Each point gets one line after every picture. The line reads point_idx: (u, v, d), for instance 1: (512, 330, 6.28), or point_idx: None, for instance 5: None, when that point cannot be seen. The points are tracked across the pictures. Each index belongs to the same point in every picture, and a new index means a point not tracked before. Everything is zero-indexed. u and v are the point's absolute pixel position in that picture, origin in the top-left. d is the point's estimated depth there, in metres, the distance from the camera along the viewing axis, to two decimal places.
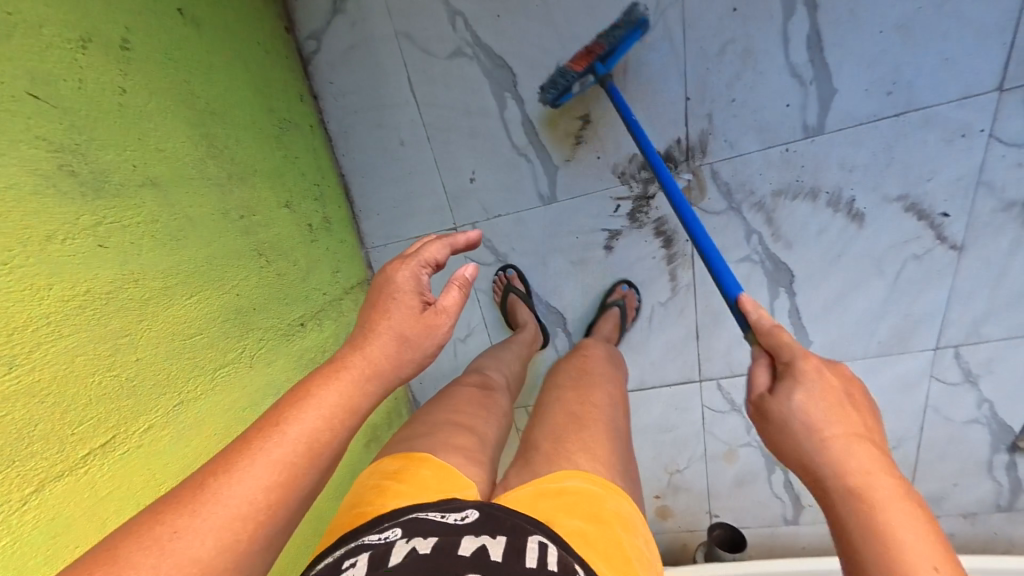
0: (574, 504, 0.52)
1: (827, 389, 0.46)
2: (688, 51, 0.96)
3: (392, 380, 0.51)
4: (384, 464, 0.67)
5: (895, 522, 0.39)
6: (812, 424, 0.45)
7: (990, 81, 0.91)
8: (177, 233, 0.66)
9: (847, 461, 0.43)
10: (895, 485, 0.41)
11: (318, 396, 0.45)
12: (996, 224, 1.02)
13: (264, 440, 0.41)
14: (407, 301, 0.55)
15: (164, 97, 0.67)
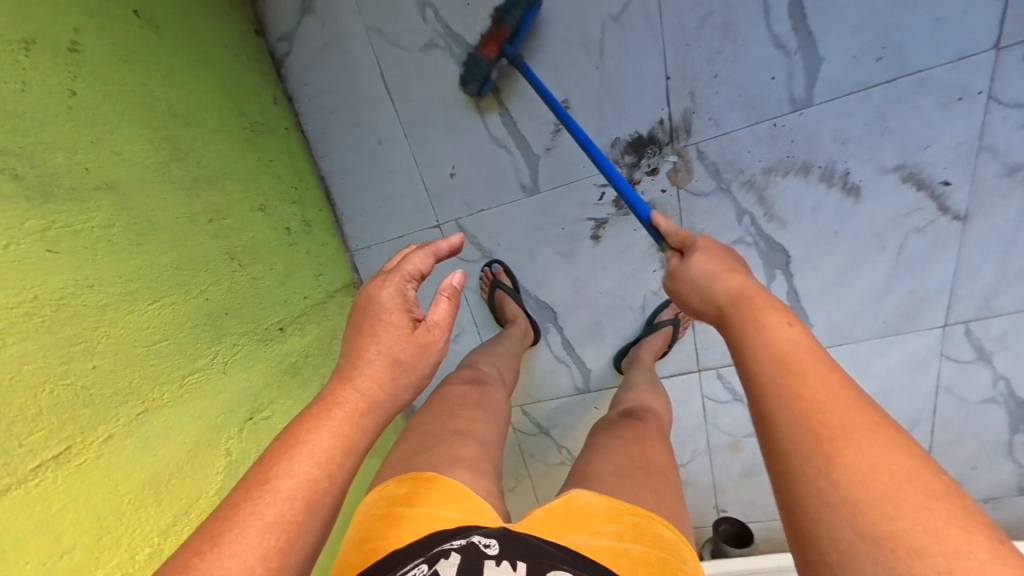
0: (618, 537, 0.58)
1: (716, 256, 0.61)
2: (666, 27, 0.92)
3: (388, 408, 0.54)
4: (389, 489, 0.65)
5: (766, 312, 0.49)
6: (707, 272, 0.59)
7: (986, 39, 0.86)
8: (137, 237, 0.64)
9: (727, 283, 0.56)
10: (762, 295, 0.53)
11: (309, 443, 0.47)
12: (1001, 191, 0.97)
13: (258, 499, 0.42)
14: (395, 321, 0.58)
15: (120, 100, 0.65)
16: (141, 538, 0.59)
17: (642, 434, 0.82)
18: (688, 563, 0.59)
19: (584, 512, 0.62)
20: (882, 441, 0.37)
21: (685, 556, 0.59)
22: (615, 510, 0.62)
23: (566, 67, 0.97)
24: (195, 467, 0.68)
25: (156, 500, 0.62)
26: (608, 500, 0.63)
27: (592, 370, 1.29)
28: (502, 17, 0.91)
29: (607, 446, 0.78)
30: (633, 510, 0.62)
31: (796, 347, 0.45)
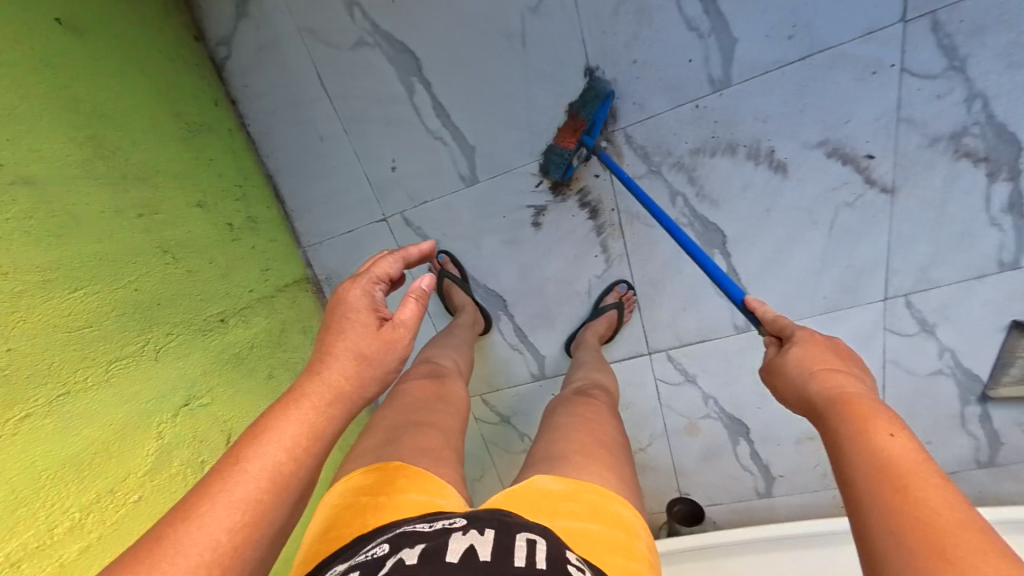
0: (574, 515, 0.59)
1: (822, 349, 0.55)
2: (583, 15, 0.95)
3: (356, 401, 0.52)
4: (355, 480, 0.66)
5: (869, 418, 0.46)
6: (806, 366, 0.55)
7: (891, 13, 0.89)
8: (57, 230, 0.68)
9: (832, 382, 0.51)
10: (875, 404, 0.48)
11: (276, 430, 0.46)
12: (925, 161, 0.99)
13: (225, 482, 0.42)
14: (362, 319, 0.56)
15: (40, 101, 0.69)
16: (59, 510, 0.63)
17: (596, 416, 0.83)
18: (639, 539, 0.61)
19: (540, 494, 0.63)
20: (989, 562, 0.34)
21: (635, 533, 0.61)
22: (574, 490, 0.63)
23: (491, 59, 1.00)
24: (123, 448, 0.72)
25: (76, 477, 0.66)
26: (564, 482, 0.64)
27: (546, 356, 1.30)
28: (578, 110, 0.99)
29: (562, 425, 0.79)
30: (588, 490, 0.63)
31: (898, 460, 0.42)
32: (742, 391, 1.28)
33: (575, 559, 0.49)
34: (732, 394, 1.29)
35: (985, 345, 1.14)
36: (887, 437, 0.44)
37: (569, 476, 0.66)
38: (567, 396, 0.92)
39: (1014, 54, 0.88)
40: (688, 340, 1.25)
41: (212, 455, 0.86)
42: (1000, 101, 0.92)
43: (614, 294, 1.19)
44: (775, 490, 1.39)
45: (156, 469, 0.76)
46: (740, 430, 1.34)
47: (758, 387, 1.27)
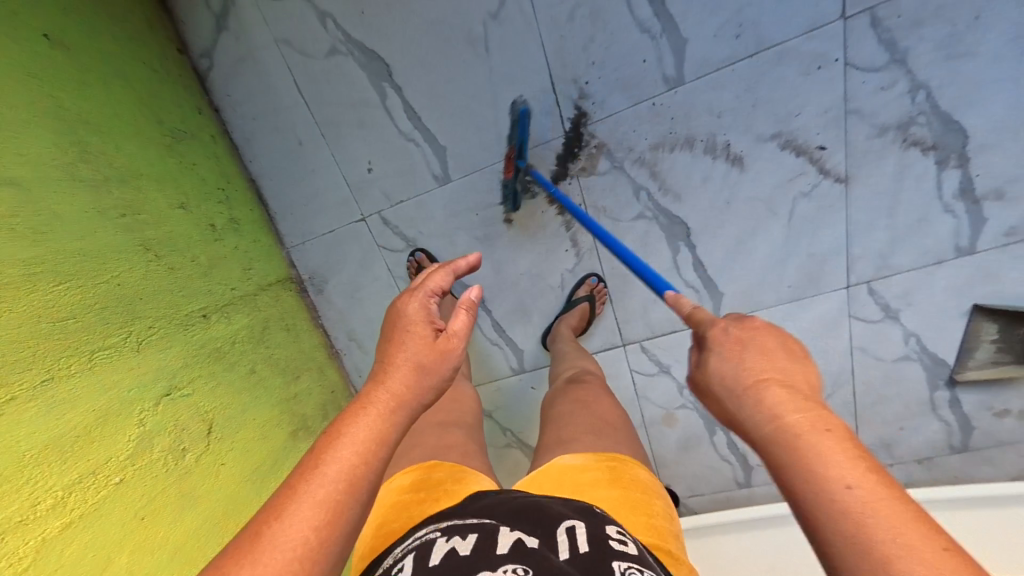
0: (596, 483, 0.62)
1: (745, 353, 0.44)
2: (541, 20, 1.01)
3: (417, 409, 0.51)
4: (395, 482, 0.68)
5: (820, 461, 0.36)
6: (734, 385, 0.43)
7: (831, 11, 0.94)
8: (42, 228, 0.73)
9: (768, 406, 0.40)
10: (820, 427, 0.38)
11: (348, 435, 0.46)
12: (875, 151, 1.02)
13: (308, 482, 0.42)
14: (419, 330, 0.55)
15: (26, 109, 0.75)
16: (43, 489, 0.67)
17: (596, 397, 0.86)
18: (658, 497, 0.65)
19: (562, 470, 0.65)
20: None
21: (654, 493, 0.65)
22: (592, 460, 0.67)
23: (457, 63, 1.06)
24: (106, 432, 0.76)
25: (60, 458, 0.69)
26: (583, 456, 0.67)
27: (524, 350, 1.33)
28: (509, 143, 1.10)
29: (563, 414, 0.82)
30: (606, 459, 0.67)
31: (911, 542, 0.31)
32: None
33: (615, 532, 0.51)
34: None
35: (947, 329, 1.16)
36: (846, 491, 0.34)
37: (586, 451, 0.69)
38: (561, 386, 0.95)
39: (950, 46, 0.93)
40: (660, 331, 1.28)
41: (193, 443, 0.89)
42: (941, 91, 0.96)
43: (586, 287, 1.23)
44: (754, 479, 1.40)
45: (137, 454, 0.80)
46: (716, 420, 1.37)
47: None
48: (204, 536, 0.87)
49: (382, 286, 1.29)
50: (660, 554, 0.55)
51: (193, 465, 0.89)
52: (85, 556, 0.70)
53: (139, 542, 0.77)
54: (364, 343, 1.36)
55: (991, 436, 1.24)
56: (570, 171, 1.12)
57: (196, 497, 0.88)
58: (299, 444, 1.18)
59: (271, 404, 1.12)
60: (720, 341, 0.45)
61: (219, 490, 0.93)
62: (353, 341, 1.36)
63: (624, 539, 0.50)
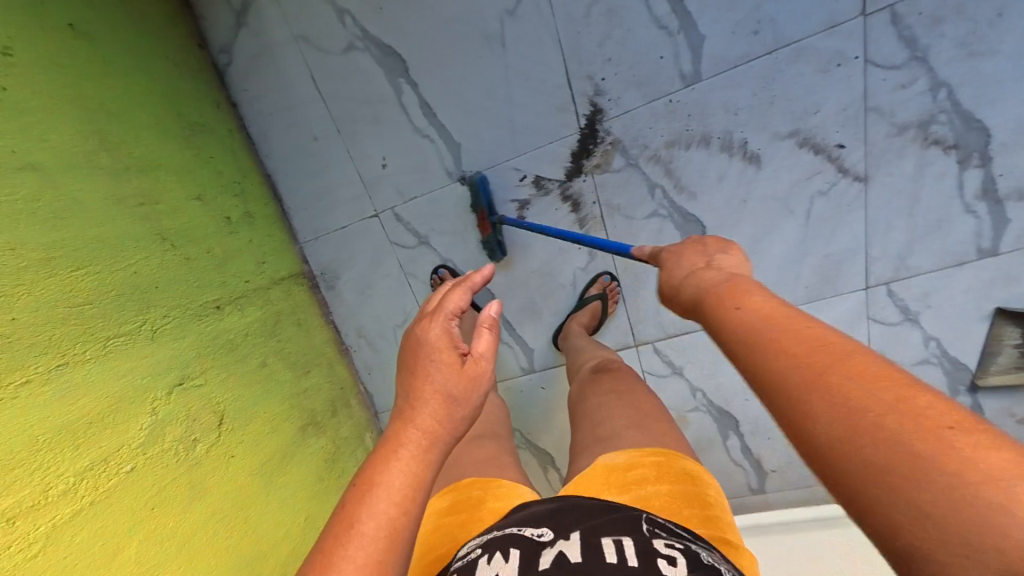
0: (643, 481, 0.60)
1: (680, 256, 0.57)
2: (558, 17, 1.01)
3: (450, 442, 0.51)
4: (434, 505, 0.67)
5: (724, 297, 0.45)
6: (672, 274, 0.56)
7: (851, 8, 0.93)
8: (62, 213, 0.74)
9: (695, 277, 0.52)
10: (732, 278, 0.48)
11: (383, 485, 0.46)
12: (894, 149, 1.01)
13: (345, 546, 0.42)
14: (444, 358, 0.53)
15: (49, 96, 0.76)
16: (54, 475, 0.66)
17: (629, 387, 0.84)
18: (709, 485, 0.63)
19: (606, 470, 0.63)
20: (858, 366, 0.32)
21: (705, 481, 0.63)
22: (635, 458, 0.64)
23: (474, 60, 1.06)
24: (118, 420, 0.76)
25: (71, 445, 0.69)
26: (625, 453, 0.65)
27: (535, 349, 1.32)
28: (477, 204, 1.15)
29: (598, 408, 0.80)
30: (650, 454, 0.64)
31: (791, 329, 0.37)
32: (727, 382, 1.29)
33: (663, 538, 0.49)
34: (718, 385, 1.30)
35: (968, 332, 1.14)
36: (736, 310, 0.42)
37: (627, 448, 0.66)
38: (587, 377, 0.93)
39: (971, 43, 0.92)
40: (672, 332, 1.26)
41: (204, 435, 0.89)
42: (963, 89, 0.94)
43: (598, 285, 1.22)
44: (767, 486, 1.38)
45: (149, 443, 0.79)
46: (729, 423, 1.34)
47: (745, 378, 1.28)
48: (211, 529, 0.86)
49: (393, 283, 1.29)
50: (720, 545, 0.54)
51: (203, 457, 0.88)
52: (94, 545, 0.69)
53: (146, 534, 0.75)
54: (375, 341, 1.36)
55: None
56: (585, 167, 1.11)
57: (205, 488, 0.87)
58: (308, 440, 1.17)
59: (281, 397, 1.12)
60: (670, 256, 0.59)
61: (228, 483, 0.92)
62: (363, 338, 1.36)
63: (673, 553, 0.47)
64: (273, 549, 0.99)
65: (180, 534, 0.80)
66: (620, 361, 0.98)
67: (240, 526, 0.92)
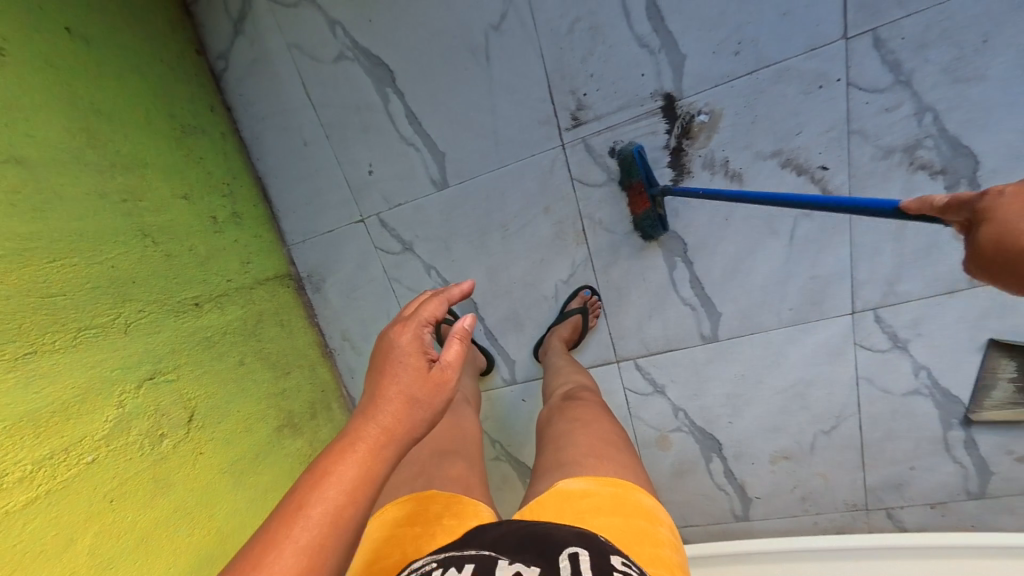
0: (597, 511, 0.59)
1: None
2: (541, 34, 1.02)
3: (408, 444, 0.50)
4: (389, 514, 0.66)
5: None
6: None
7: (834, 32, 0.93)
8: (42, 207, 0.76)
9: None
10: None
11: (335, 475, 0.45)
12: (880, 172, 0.98)
13: (289, 528, 0.42)
14: (412, 363, 0.53)
15: (40, 94, 0.78)
16: (13, 461, 0.67)
17: (595, 416, 0.84)
18: (663, 524, 0.62)
19: (562, 496, 0.62)
20: None
21: (659, 520, 0.62)
22: (593, 487, 0.63)
23: (459, 73, 1.08)
24: (82, 411, 0.77)
25: (33, 433, 0.70)
26: (583, 481, 0.64)
27: (515, 361, 1.31)
28: (630, 179, 1.06)
29: (564, 433, 0.79)
30: (606, 484, 0.64)
31: None
32: (710, 402, 1.27)
33: (620, 563, 0.47)
34: (701, 406, 1.28)
35: (959, 362, 1.11)
36: None
37: (587, 475, 0.66)
38: (557, 404, 0.93)
39: (956, 69, 0.90)
40: (655, 350, 1.25)
41: (172, 429, 0.90)
42: (949, 114, 0.93)
43: (579, 299, 1.21)
44: (752, 513, 1.33)
45: (114, 434, 0.80)
46: (713, 446, 1.30)
47: (729, 400, 1.26)
48: (174, 526, 0.86)
49: (377, 289, 1.30)
50: None
51: (169, 452, 0.89)
52: (48, 534, 0.69)
53: (102, 526, 0.76)
54: (359, 345, 1.37)
55: (1012, 482, 1.15)
56: (573, 176, 1.12)
57: (170, 483, 0.88)
58: (284, 441, 1.17)
59: (257, 396, 1.12)
60: (995, 205, 0.44)
61: (194, 479, 0.92)
62: (347, 342, 1.38)
63: (629, 571, 0.47)
64: (237, 550, 0.98)
65: (140, 532, 0.80)
66: (597, 394, 0.97)
67: (203, 524, 0.92)
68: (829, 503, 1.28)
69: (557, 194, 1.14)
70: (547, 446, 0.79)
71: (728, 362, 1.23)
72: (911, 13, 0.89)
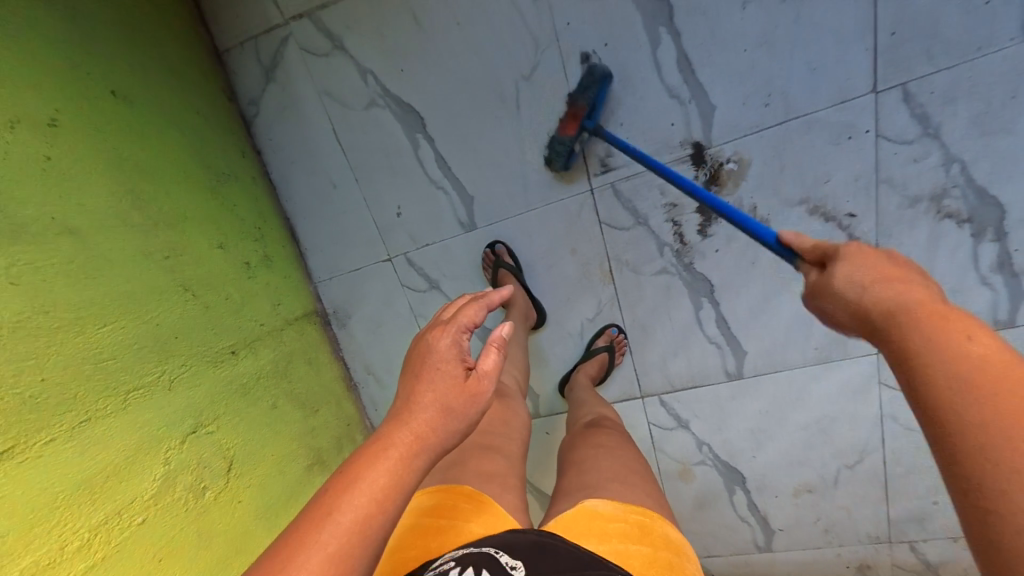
0: (623, 537, 0.60)
1: (871, 259, 0.50)
2: (571, 85, 1.04)
3: (438, 453, 0.50)
4: (419, 501, 0.66)
5: (944, 325, 0.40)
6: (866, 276, 0.48)
7: (862, 85, 0.94)
8: (93, 273, 0.77)
9: (901, 296, 0.45)
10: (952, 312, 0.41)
11: (367, 479, 0.44)
12: (907, 220, 1.00)
13: (321, 530, 0.41)
14: (450, 369, 0.54)
15: (90, 160, 0.80)
16: (72, 530, 0.68)
17: (618, 442, 0.86)
18: (687, 559, 0.62)
19: (593, 514, 0.64)
20: None
21: (686, 554, 0.63)
22: (620, 511, 0.64)
23: (490, 119, 1.09)
24: (132, 471, 0.78)
25: (89, 498, 0.71)
26: (610, 503, 0.65)
27: (539, 395, 1.32)
28: (579, 97, 1.01)
29: (587, 458, 0.81)
30: (632, 512, 0.65)
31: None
32: (734, 437, 1.28)
33: None
34: (725, 440, 1.29)
35: None
36: (956, 350, 0.38)
37: (615, 499, 0.67)
38: (580, 430, 0.94)
39: (985, 122, 0.92)
40: (679, 386, 1.26)
41: (213, 480, 0.91)
42: (976, 165, 0.94)
43: (606, 336, 1.23)
44: (774, 544, 1.35)
45: (161, 492, 0.81)
46: (736, 478, 1.32)
47: (752, 435, 1.27)
48: None
49: (403, 325, 1.32)
50: None
51: (210, 504, 0.90)
52: None
53: None
54: (385, 379, 1.38)
55: None
56: (600, 217, 1.14)
57: (212, 534, 0.89)
58: (314, 479, 1.19)
59: (289, 437, 1.14)
60: (839, 253, 0.53)
61: (233, 528, 0.93)
62: (371, 374, 1.39)
63: None
64: None
65: None
66: (612, 422, 0.97)
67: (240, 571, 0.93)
68: (851, 536, 1.29)
69: (585, 234, 1.16)
70: (570, 470, 0.80)
71: (752, 398, 1.24)
72: (939, 69, 0.91)
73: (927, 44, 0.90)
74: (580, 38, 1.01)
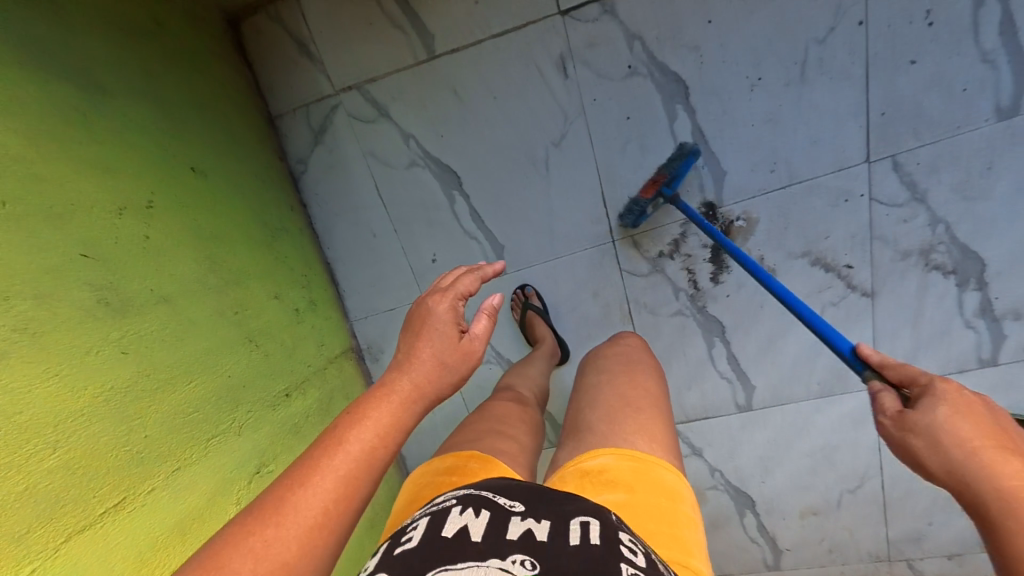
0: (616, 485, 0.56)
1: (970, 417, 0.49)
2: (596, 150, 1.15)
3: (433, 403, 0.53)
4: (437, 460, 0.68)
5: None
6: (960, 436, 0.48)
7: (856, 156, 1.06)
8: (181, 334, 0.86)
9: (998, 469, 0.44)
10: None
11: (372, 417, 0.47)
12: (898, 271, 1.11)
13: (331, 456, 0.44)
14: (445, 330, 0.56)
15: (178, 233, 0.90)
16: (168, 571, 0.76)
17: (626, 366, 0.77)
18: (686, 502, 0.57)
19: (582, 473, 0.59)
20: None
21: (681, 497, 0.57)
22: (615, 461, 0.59)
23: (520, 177, 1.20)
24: (210, 514, 0.85)
25: (180, 541, 0.79)
26: (605, 454, 0.60)
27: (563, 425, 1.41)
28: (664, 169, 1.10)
29: (592, 390, 0.74)
30: (627, 457, 0.59)
31: None
32: (744, 464, 1.38)
33: (627, 539, 0.45)
34: (735, 466, 1.38)
35: None
36: None
37: (608, 447, 0.61)
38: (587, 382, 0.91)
39: (965, 190, 1.04)
40: (694, 416, 1.36)
41: None
42: (958, 226, 1.06)
43: None
44: (782, 563, 1.44)
45: None
46: (746, 502, 1.41)
47: (761, 461, 1.37)
48: None
49: None
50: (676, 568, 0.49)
51: None
52: None
53: None
54: None
55: None
56: (620, 263, 1.24)
57: None
58: None
59: None
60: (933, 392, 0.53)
61: None
62: None
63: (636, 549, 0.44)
64: None
65: None
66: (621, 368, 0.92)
67: None
68: (854, 554, 1.39)
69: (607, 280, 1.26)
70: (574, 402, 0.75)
71: (760, 427, 1.34)
72: (924, 143, 1.03)
73: (913, 123, 1.02)
74: (605, 110, 1.12)
